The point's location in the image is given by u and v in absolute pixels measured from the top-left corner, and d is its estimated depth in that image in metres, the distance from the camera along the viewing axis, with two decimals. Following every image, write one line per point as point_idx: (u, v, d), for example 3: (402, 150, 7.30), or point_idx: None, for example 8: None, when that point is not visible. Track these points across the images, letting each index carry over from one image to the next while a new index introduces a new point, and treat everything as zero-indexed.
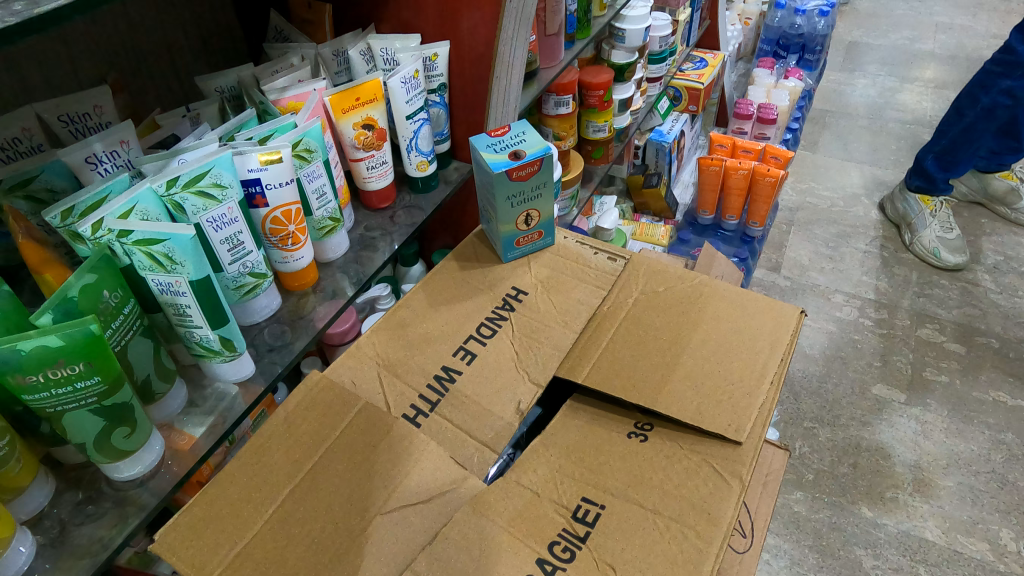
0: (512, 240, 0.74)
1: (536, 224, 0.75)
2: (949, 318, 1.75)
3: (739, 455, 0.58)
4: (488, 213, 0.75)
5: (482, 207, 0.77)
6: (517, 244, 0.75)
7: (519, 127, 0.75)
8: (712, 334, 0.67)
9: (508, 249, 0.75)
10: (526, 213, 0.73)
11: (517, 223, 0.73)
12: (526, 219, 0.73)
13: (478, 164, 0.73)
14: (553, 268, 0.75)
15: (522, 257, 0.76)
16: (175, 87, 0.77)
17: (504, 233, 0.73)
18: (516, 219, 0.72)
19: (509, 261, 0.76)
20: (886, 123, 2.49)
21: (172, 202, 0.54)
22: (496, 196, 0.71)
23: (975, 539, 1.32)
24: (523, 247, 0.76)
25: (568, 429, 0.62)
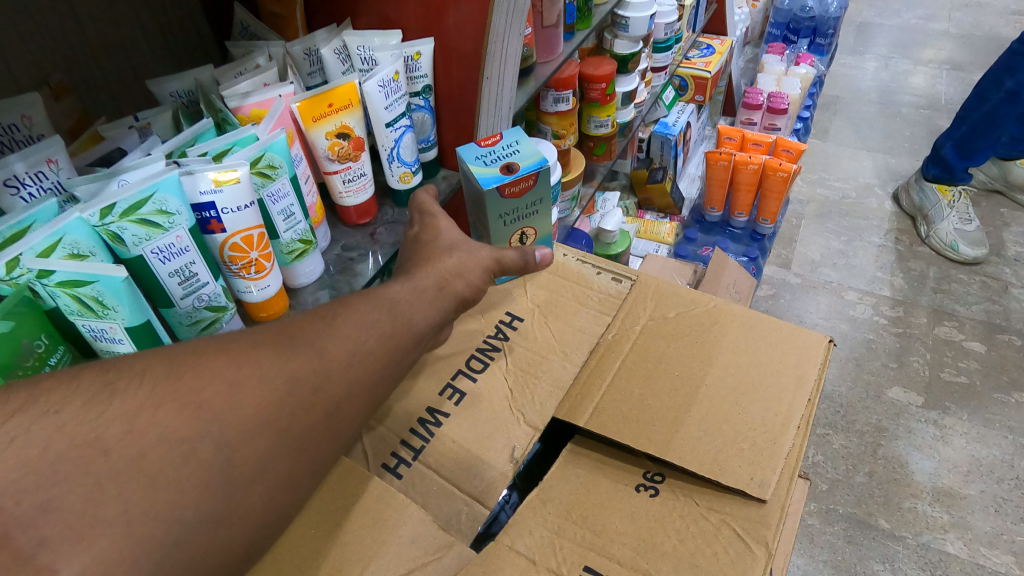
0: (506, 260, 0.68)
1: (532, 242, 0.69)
2: (968, 315, 1.66)
3: (764, 517, 0.51)
4: (477, 228, 0.69)
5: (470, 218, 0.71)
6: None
7: (512, 134, 0.68)
8: (730, 369, 0.60)
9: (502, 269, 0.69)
10: (521, 231, 0.68)
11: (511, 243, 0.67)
12: (520, 237, 0.68)
13: (467, 179, 0.66)
14: (552, 290, 0.68)
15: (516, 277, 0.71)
16: (133, 89, 0.69)
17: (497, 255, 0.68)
18: (510, 238, 0.67)
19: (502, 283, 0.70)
20: (899, 109, 2.39)
21: (108, 233, 0.46)
22: (487, 214, 0.64)
23: (999, 551, 1.23)
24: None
25: (568, 480, 0.55)
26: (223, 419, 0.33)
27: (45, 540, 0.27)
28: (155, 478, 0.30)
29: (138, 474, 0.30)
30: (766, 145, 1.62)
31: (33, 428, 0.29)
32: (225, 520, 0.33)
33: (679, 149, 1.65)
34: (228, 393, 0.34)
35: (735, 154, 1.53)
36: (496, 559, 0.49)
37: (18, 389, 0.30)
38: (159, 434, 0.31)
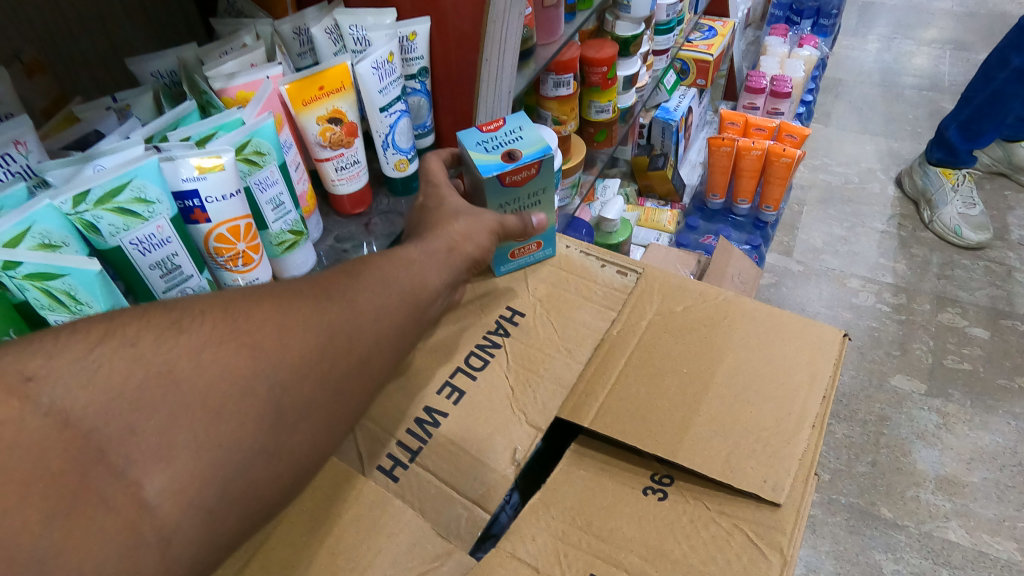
0: (507, 252, 0.65)
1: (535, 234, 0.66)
2: (971, 301, 1.64)
3: (779, 522, 0.48)
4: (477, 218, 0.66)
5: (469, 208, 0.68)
6: (512, 257, 0.66)
7: (515, 120, 0.64)
8: (741, 366, 0.58)
9: (502, 261, 0.66)
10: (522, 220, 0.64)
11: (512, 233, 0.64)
12: None
13: (466, 167, 0.63)
14: (555, 284, 0.65)
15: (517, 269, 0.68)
16: (113, 70, 0.66)
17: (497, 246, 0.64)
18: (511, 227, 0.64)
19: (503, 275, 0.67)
20: (902, 91, 2.35)
21: (82, 221, 0.43)
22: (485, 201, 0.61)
23: (1001, 538, 1.21)
24: (518, 259, 0.67)
25: (572, 483, 0.53)
26: (275, 361, 0.36)
27: (132, 458, 0.31)
28: (221, 408, 0.34)
29: (208, 404, 0.33)
30: (770, 130, 1.59)
31: (115, 359, 0.32)
32: (278, 450, 0.36)
33: (681, 134, 1.62)
34: (278, 336, 0.37)
35: (738, 140, 1.50)
36: (498, 567, 0.47)
37: (92, 325, 0.33)
38: (224, 368, 0.35)
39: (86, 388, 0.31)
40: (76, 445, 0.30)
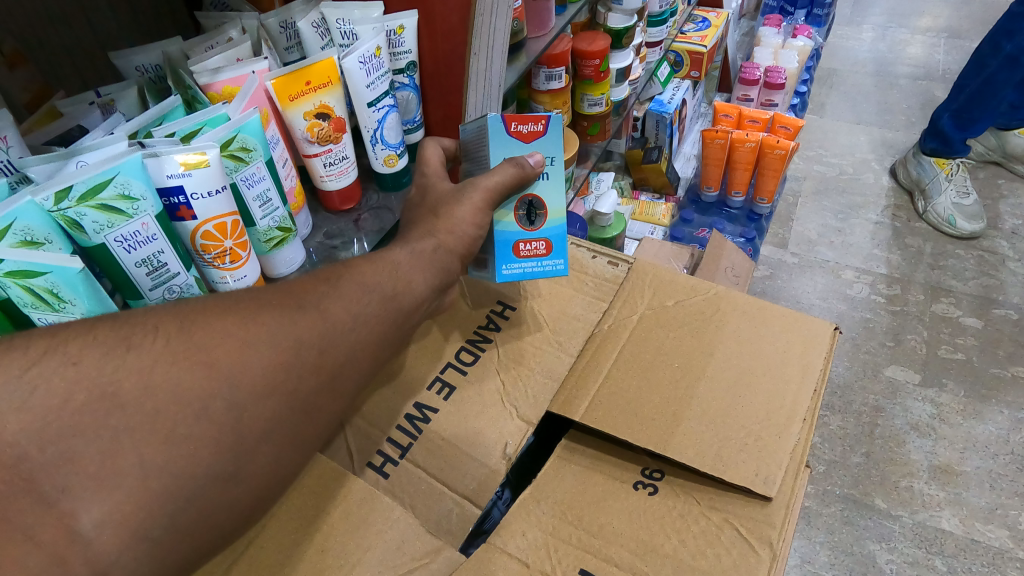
0: (509, 243, 0.59)
1: (542, 228, 0.59)
2: (964, 291, 1.64)
3: (768, 516, 0.49)
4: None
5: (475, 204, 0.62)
6: (515, 253, 0.59)
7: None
8: (732, 360, 0.58)
9: (504, 259, 0.59)
10: (528, 199, 0.57)
11: (517, 215, 0.58)
12: (529, 214, 0.58)
13: (472, 136, 0.59)
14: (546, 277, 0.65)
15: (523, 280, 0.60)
16: (97, 64, 0.65)
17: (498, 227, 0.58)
18: (515, 207, 0.57)
19: (503, 275, 0.59)
20: (896, 81, 2.35)
21: (65, 218, 0.43)
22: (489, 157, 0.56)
23: (993, 526, 1.22)
24: (524, 260, 0.59)
25: (563, 478, 0.53)
26: (233, 380, 0.36)
27: (68, 486, 0.32)
28: (170, 432, 0.34)
29: (155, 426, 0.34)
30: (763, 122, 1.58)
31: (56, 377, 0.33)
32: (235, 472, 0.36)
33: (675, 126, 1.61)
34: (238, 352, 0.37)
35: (732, 132, 1.50)
36: (488, 561, 0.47)
37: (39, 340, 0.34)
38: (170, 386, 0.35)
39: (23, 411, 0.32)
40: (10, 476, 0.31)
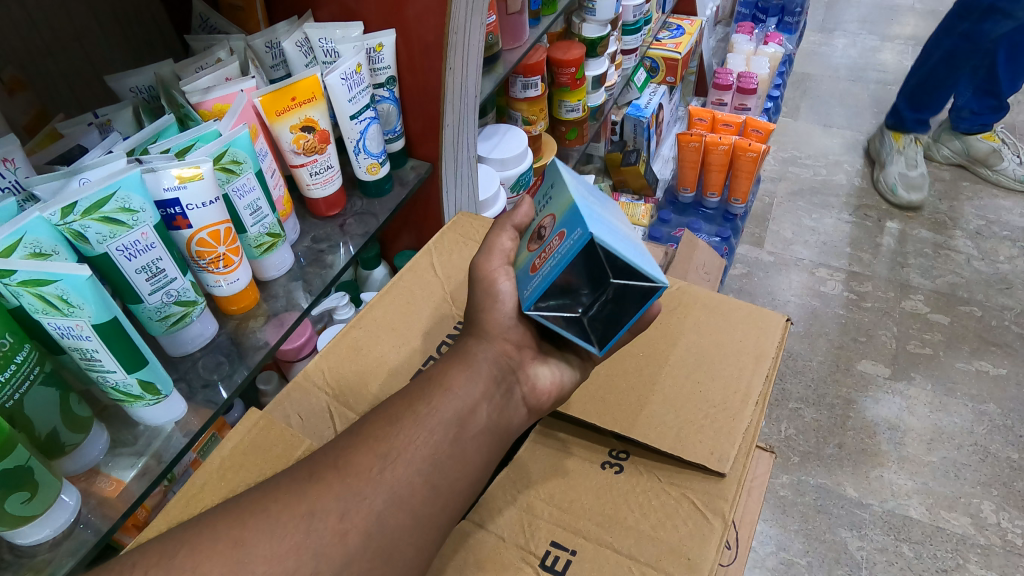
0: (528, 272, 0.49)
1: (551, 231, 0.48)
2: (931, 288, 1.70)
3: (722, 490, 0.53)
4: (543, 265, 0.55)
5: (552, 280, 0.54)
6: (534, 273, 0.47)
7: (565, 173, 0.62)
8: (693, 349, 0.63)
9: (523, 289, 0.48)
10: (538, 227, 0.51)
11: (532, 243, 0.51)
12: (540, 235, 0.50)
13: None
14: None
15: (543, 287, 0.45)
16: (93, 82, 0.69)
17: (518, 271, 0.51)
18: (531, 244, 0.51)
19: (528, 304, 0.46)
20: (866, 85, 2.42)
21: (70, 231, 0.45)
22: None
23: (957, 513, 1.27)
24: (540, 272, 0.47)
25: (537, 458, 0.57)
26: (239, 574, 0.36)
27: None
28: None
29: None
30: (737, 126, 1.63)
31: None
32: None
33: (652, 130, 1.66)
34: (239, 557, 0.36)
35: (706, 135, 1.55)
36: (467, 535, 0.51)
37: None
38: None
39: None
40: None
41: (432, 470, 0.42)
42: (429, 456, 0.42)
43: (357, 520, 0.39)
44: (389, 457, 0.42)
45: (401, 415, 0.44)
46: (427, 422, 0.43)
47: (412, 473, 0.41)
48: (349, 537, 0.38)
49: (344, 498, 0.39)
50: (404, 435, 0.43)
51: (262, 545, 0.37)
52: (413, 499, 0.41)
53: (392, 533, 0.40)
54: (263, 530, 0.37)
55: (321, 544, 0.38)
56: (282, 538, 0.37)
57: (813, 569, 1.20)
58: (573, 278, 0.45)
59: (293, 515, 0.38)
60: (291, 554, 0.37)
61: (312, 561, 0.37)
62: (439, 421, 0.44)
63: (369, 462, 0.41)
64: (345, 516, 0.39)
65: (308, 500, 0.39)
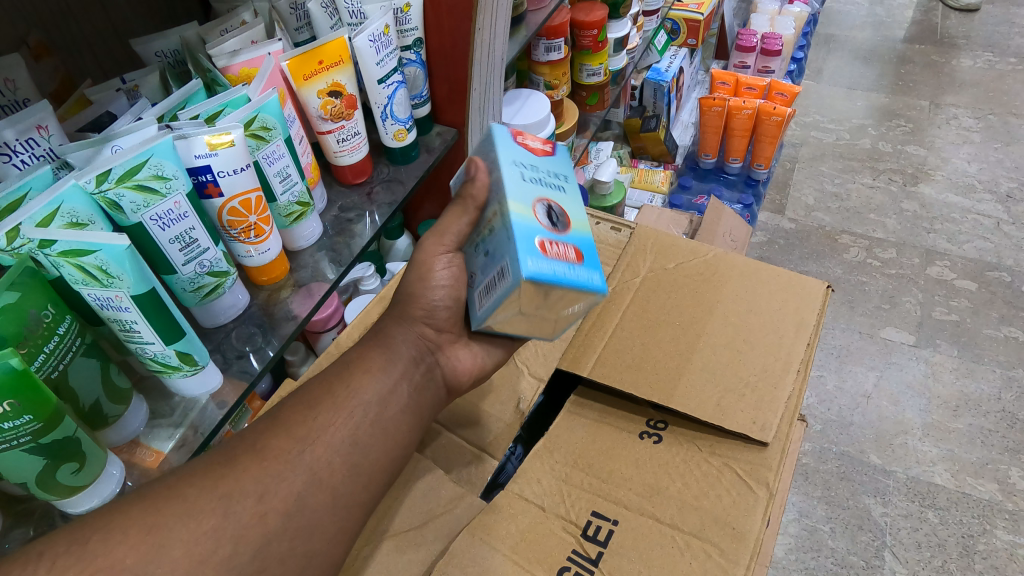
0: (530, 236, 0.44)
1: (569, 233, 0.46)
2: (960, 254, 1.66)
3: (765, 459, 0.53)
4: (496, 211, 0.48)
5: (490, 242, 0.48)
6: (539, 251, 0.43)
7: None
8: (731, 317, 0.61)
9: (525, 247, 0.43)
10: (550, 203, 0.47)
11: (536, 211, 0.46)
12: (551, 217, 0.46)
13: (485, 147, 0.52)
14: None
15: (554, 281, 0.42)
16: (116, 48, 0.67)
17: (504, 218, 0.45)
18: (533, 207, 0.46)
19: (530, 271, 0.41)
20: (893, 44, 2.36)
21: (105, 200, 0.44)
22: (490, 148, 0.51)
23: (984, 480, 1.26)
24: (550, 258, 0.44)
25: (574, 429, 0.57)
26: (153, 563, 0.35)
27: None
28: None
29: None
30: (761, 89, 1.59)
31: None
32: None
33: (672, 95, 1.62)
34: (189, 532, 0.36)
35: (729, 98, 1.51)
36: (509, 504, 0.51)
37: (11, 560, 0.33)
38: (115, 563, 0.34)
39: None
40: None
41: (352, 450, 0.43)
42: (347, 438, 0.43)
43: (276, 502, 0.40)
44: (309, 440, 0.42)
45: (319, 400, 0.44)
46: (349, 406, 0.45)
47: (332, 454, 0.42)
48: (269, 518, 0.39)
49: (263, 480, 0.40)
50: (324, 417, 0.43)
51: (179, 528, 0.36)
52: (334, 479, 0.42)
53: (311, 511, 0.41)
54: (179, 515, 0.37)
55: (240, 526, 0.38)
56: (199, 521, 0.37)
57: (837, 535, 1.20)
58: (556, 298, 0.45)
59: (210, 497, 0.38)
60: (211, 535, 0.37)
61: (230, 543, 0.37)
62: (361, 404, 0.45)
63: (287, 445, 0.42)
64: (263, 498, 0.39)
65: (225, 483, 0.39)
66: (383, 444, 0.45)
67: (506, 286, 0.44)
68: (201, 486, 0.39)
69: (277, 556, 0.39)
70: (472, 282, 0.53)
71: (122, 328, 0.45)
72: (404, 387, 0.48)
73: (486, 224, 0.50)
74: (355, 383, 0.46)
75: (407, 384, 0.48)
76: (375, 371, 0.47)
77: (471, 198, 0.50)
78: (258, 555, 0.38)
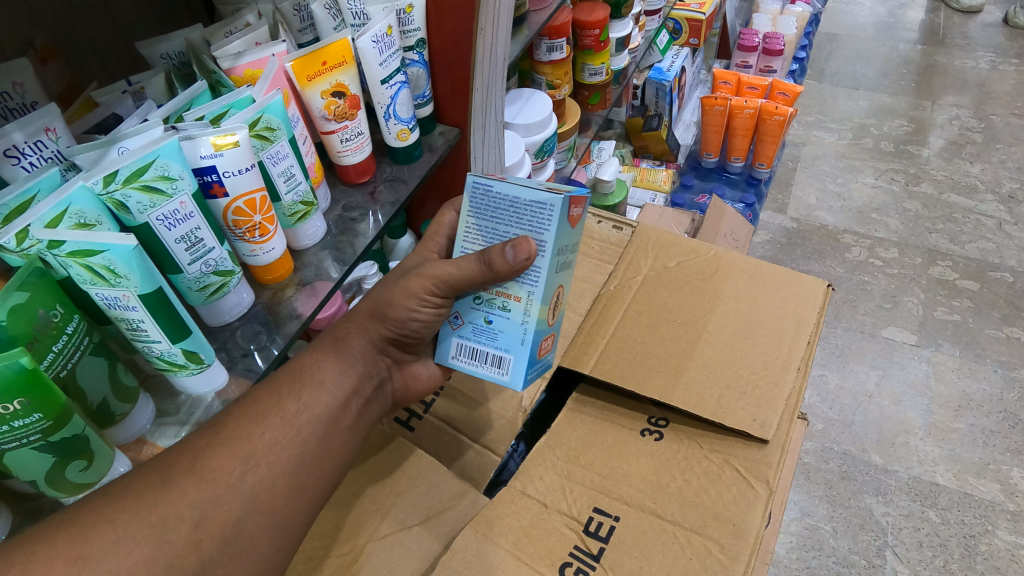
0: (537, 340, 0.52)
1: (555, 321, 0.55)
2: (962, 254, 1.66)
3: (765, 456, 0.53)
4: (520, 299, 0.51)
5: (498, 309, 0.52)
6: (537, 355, 0.53)
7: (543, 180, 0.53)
8: (732, 315, 0.62)
9: (531, 359, 0.52)
10: (557, 293, 0.53)
11: (549, 309, 0.52)
12: (554, 308, 0.53)
13: (523, 207, 0.48)
14: None
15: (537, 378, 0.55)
16: (121, 50, 0.68)
17: (533, 327, 0.51)
18: (549, 304, 0.52)
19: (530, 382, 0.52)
20: (896, 44, 2.36)
21: (112, 201, 0.45)
22: (538, 230, 0.48)
23: (986, 480, 1.26)
24: (539, 358, 0.54)
25: (575, 427, 0.57)
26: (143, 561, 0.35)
27: None
28: None
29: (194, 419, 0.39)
30: (762, 89, 1.60)
31: None
32: None
33: (674, 94, 1.62)
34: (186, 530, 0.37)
35: (731, 98, 1.51)
36: (511, 502, 0.51)
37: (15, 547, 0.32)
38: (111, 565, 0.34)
39: None
40: None
41: (297, 470, 0.42)
42: (294, 458, 0.42)
43: (212, 529, 0.38)
44: (252, 459, 0.40)
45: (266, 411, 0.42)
46: (296, 422, 0.43)
47: (275, 476, 0.41)
48: (202, 547, 0.37)
49: (200, 506, 0.38)
50: (272, 434, 0.42)
51: (107, 558, 0.34)
52: (275, 502, 0.41)
53: (246, 539, 0.39)
54: (107, 545, 0.34)
55: (171, 556, 0.36)
56: (128, 552, 0.34)
57: (838, 534, 1.20)
58: None
59: (143, 526, 0.35)
60: (138, 567, 0.35)
61: (163, 570, 0.35)
62: (309, 421, 0.44)
63: (228, 466, 0.40)
64: (199, 525, 0.37)
65: (159, 509, 0.36)
66: (326, 461, 0.44)
67: (498, 374, 0.53)
68: (134, 510, 0.36)
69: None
70: (450, 319, 0.54)
71: (128, 325, 0.45)
72: (353, 403, 0.48)
73: (498, 290, 0.51)
74: (306, 398, 0.45)
75: (356, 399, 0.48)
76: (326, 386, 0.46)
77: (496, 275, 0.48)
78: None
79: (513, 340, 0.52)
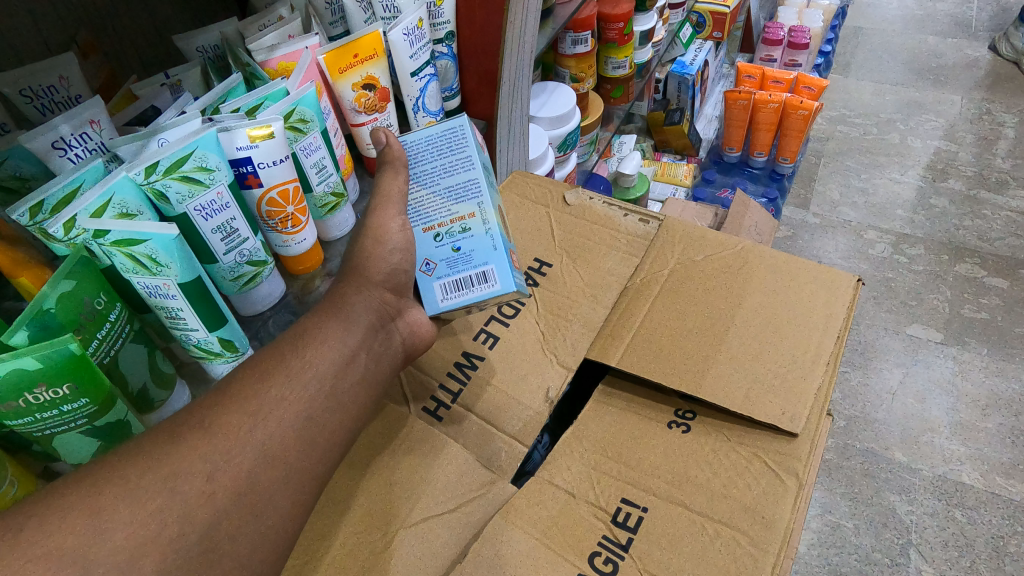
0: (508, 247, 0.57)
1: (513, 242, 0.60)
2: (990, 251, 1.64)
3: (794, 450, 0.53)
4: (474, 214, 0.56)
5: (460, 233, 0.56)
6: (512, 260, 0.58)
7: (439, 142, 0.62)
8: (760, 309, 0.62)
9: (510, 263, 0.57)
10: (499, 212, 0.59)
11: (500, 223, 0.58)
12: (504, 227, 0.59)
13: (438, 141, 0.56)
14: (569, 231, 0.70)
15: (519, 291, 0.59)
16: (155, 43, 0.69)
17: (497, 230, 0.56)
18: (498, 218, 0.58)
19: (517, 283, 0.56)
20: (924, 38, 2.32)
21: (153, 191, 0.46)
22: (460, 146, 0.56)
23: (1015, 481, 1.24)
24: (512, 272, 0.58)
25: (602, 418, 0.58)
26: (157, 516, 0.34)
27: None
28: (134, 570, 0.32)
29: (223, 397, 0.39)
30: (787, 83, 1.58)
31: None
32: None
33: (696, 88, 1.62)
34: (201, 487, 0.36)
35: (755, 92, 1.50)
36: (540, 491, 0.52)
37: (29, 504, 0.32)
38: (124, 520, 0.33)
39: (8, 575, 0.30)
40: None
41: (305, 428, 0.41)
42: (300, 415, 0.41)
43: (225, 481, 0.36)
44: (261, 418, 0.39)
45: (271, 373, 0.41)
46: (301, 379, 0.41)
47: (283, 429, 0.39)
48: (216, 497, 0.36)
49: (211, 458, 0.36)
50: (276, 393, 0.40)
51: (124, 510, 0.33)
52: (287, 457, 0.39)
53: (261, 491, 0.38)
54: (121, 495, 0.34)
55: (187, 506, 0.35)
56: (143, 502, 0.34)
57: (860, 532, 1.19)
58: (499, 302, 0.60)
59: (154, 481, 0.35)
60: (154, 518, 0.34)
61: (178, 522, 0.34)
62: (314, 379, 0.42)
63: (238, 422, 0.38)
64: (212, 477, 0.36)
65: (170, 463, 0.35)
66: (336, 421, 0.43)
67: (492, 288, 0.56)
68: (150, 465, 0.35)
69: (227, 533, 0.36)
70: (423, 268, 0.57)
71: (163, 307, 0.46)
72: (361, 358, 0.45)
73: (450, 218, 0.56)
74: (309, 358, 0.42)
75: (363, 358, 0.46)
76: (325, 351, 0.44)
77: None
78: (206, 535, 0.35)
79: (487, 250, 0.56)
